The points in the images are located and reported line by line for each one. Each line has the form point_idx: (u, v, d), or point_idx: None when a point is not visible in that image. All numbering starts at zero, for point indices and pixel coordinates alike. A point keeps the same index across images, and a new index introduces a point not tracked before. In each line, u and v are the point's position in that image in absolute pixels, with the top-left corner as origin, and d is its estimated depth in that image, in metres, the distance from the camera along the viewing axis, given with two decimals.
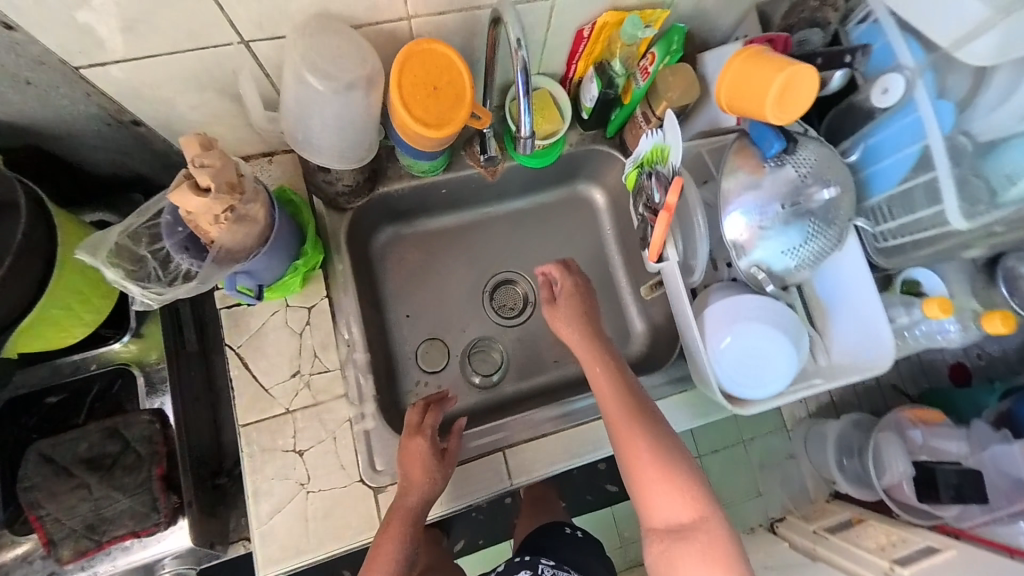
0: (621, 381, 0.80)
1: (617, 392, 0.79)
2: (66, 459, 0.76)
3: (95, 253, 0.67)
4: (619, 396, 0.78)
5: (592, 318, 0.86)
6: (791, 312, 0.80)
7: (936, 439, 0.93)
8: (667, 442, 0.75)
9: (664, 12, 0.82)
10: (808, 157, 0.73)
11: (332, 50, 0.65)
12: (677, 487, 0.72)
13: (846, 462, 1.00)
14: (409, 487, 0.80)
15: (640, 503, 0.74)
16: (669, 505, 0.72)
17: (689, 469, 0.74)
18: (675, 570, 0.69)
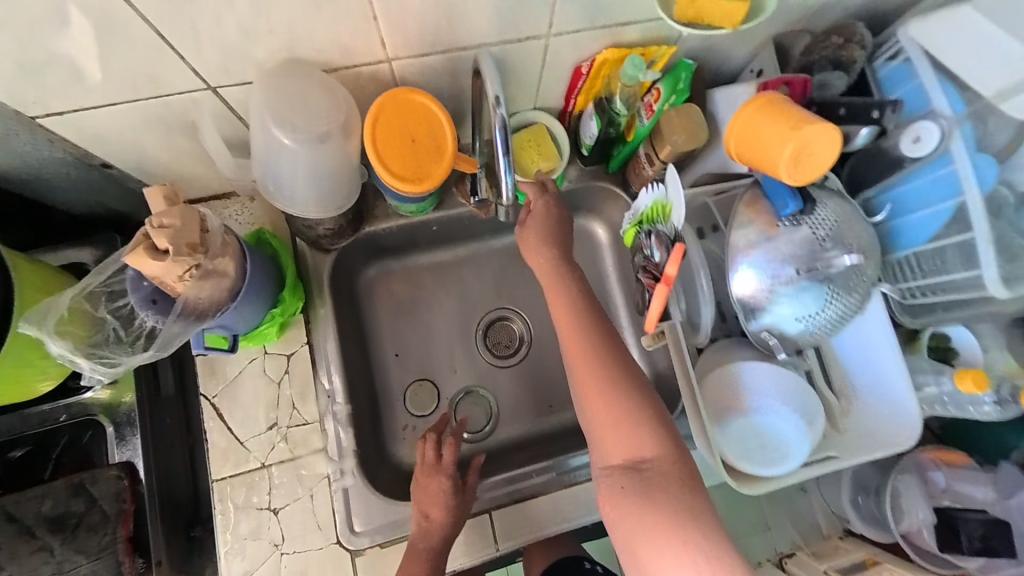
0: (583, 301, 0.72)
1: (577, 316, 0.71)
2: (28, 518, 0.71)
3: (42, 323, 0.63)
4: (580, 322, 0.71)
5: (561, 236, 0.77)
6: (802, 384, 0.73)
7: (960, 482, 0.83)
8: (631, 374, 0.67)
9: (670, 48, 0.76)
10: (827, 217, 0.65)
11: (301, 98, 0.60)
12: (638, 422, 0.64)
13: (861, 500, 0.88)
14: (427, 527, 0.77)
15: (595, 440, 0.66)
16: (627, 439, 0.63)
17: (655, 407, 0.65)
18: (625, 514, 0.60)
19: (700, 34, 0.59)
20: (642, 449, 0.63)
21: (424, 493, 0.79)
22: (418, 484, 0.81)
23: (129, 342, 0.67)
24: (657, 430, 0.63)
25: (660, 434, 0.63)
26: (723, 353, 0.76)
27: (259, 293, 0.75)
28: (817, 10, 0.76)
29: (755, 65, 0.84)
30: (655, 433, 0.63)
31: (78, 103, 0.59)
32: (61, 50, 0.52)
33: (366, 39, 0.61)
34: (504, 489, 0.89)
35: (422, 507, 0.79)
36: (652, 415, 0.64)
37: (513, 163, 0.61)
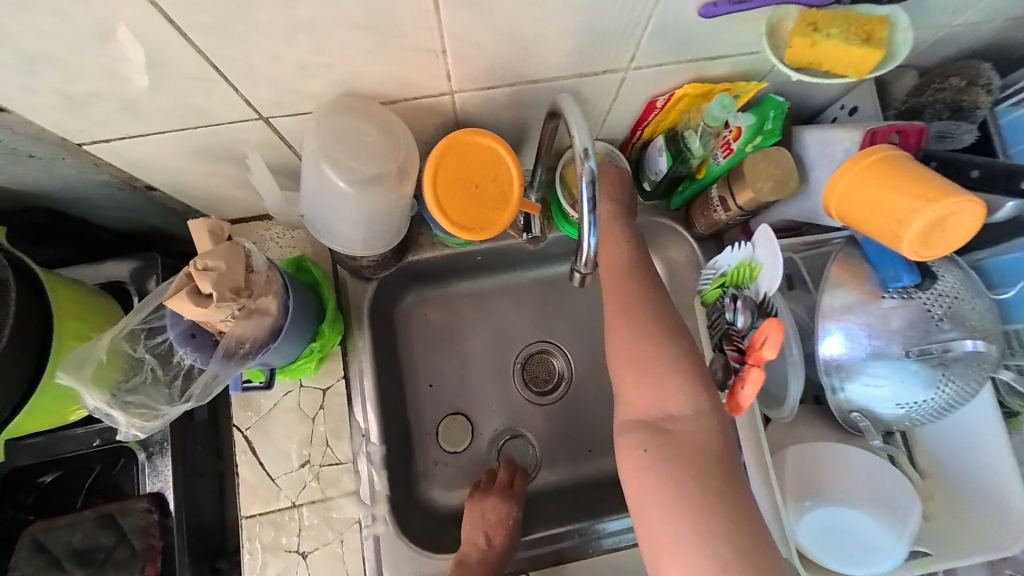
0: (626, 257, 0.68)
1: (616, 270, 0.67)
2: (58, 548, 0.71)
3: (80, 370, 0.60)
4: (618, 276, 0.67)
5: (616, 195, 0.73)
6: (896, 473, 0.65)
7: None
8: (667, 332, 0.61)
9: (760, 83, 0.67)
10: (944, 294, 0.57)
11: (360, 136, 0.56)
12: (668, 380, 0.58)
13: None
14: (483, 550, 0.78)
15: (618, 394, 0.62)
16: (653, 396, 0.58)
17: (693, 367, 0.59)
18: (644, 477, 0.55)
19: (813, 81, 0.52)
20: (668, 407, 0.58)
21: (493, 512, 0.82)
22: (484, 504, 0.82)
23: (166, 383, 0.64)
24: (690, 391, 0.58)
25: (692, 397, 0.57)
26: (798, 430, 0.68)
27: (300, 330, 0.70)
28: (932, 45, 0.67)
29: (847, 101, 0.75)
30: (686, 394, 0.57)
31: (125, 131, 0.55)
32: (113, 81, 0.48)
33: (430, 73, 0.55)
34: (545, 547, 0.86)
35: (485, 527, 0.80)
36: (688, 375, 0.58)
37: (598, 220, 0.54)
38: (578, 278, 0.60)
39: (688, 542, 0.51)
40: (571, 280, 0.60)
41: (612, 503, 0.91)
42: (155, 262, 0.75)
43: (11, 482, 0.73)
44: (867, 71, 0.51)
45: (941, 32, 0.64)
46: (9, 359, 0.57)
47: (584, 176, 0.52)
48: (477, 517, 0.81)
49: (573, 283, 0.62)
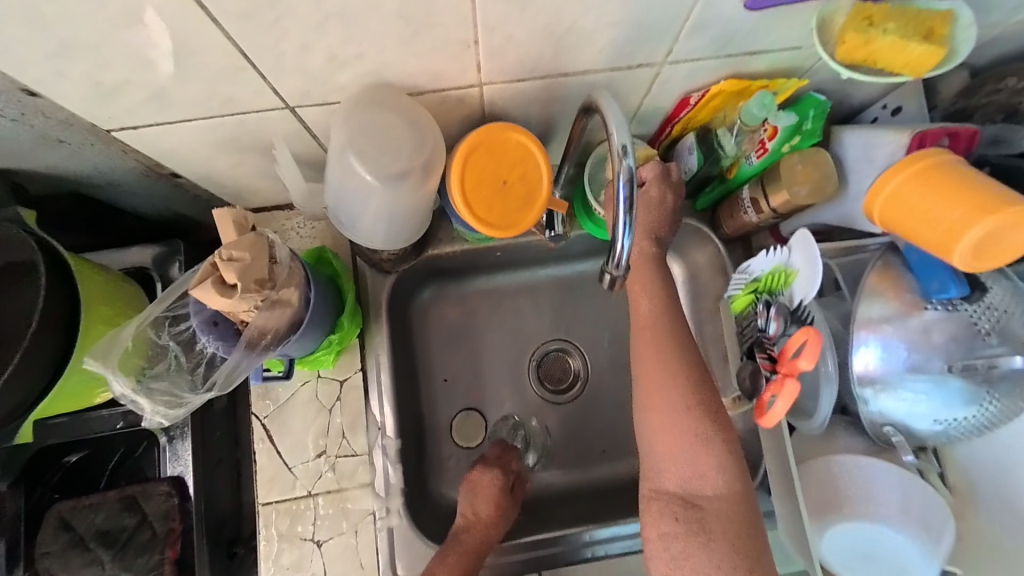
0: (669, 309, 0.63)
1: (658, 323, 0.62)
2: (83, 528, 0.72)
3: (106, 357, 0.61)
4: (663, 335, 0.61)
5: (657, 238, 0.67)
6: (932, 493, 0.62)
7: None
8: (706, 401, 0.58)
9: (800, 81, 0.64)
10: (993, 308, 0.54)
11: (387, 129, 0.55)
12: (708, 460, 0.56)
13: None
14: (484, 530, 0.74)
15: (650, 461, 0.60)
16: (689, 474, 0.57)
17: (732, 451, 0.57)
18: (671, 547, 0.55)
19: (865, 80, 0.49)
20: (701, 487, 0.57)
21: (491, 497, 0.76)
22: (481, 488, 0.77)
23: (189, 371, 0.64)
24: (724, 469, 0.56)
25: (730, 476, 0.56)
26: (826, 441, 0.66)
27: (319, 320, 0.70)
28: (988, 43, 0.63)
29: (890, 100, 0.71)
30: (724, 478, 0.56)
31: (154, 119, 0.55)
32: (143, 69, 0.48)
33: (460, 65, 0.54)
34: (535, 552, 0.82)
35: (482, 513, 0.75)
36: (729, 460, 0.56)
37: (633, 220, 0.52)
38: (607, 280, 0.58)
39: None
40: (599, 281, 0.59)
41: (626, 506, 0.89)
42: (176, 248, 0.75)
43: (36, 462, 0.74)
44: (924, 70, 0.48)
45: (999, 29, 0.60)
46: (37, 343, 0.57)
47: (620, 174, 0.51)
48: (474, 501, 0.76)
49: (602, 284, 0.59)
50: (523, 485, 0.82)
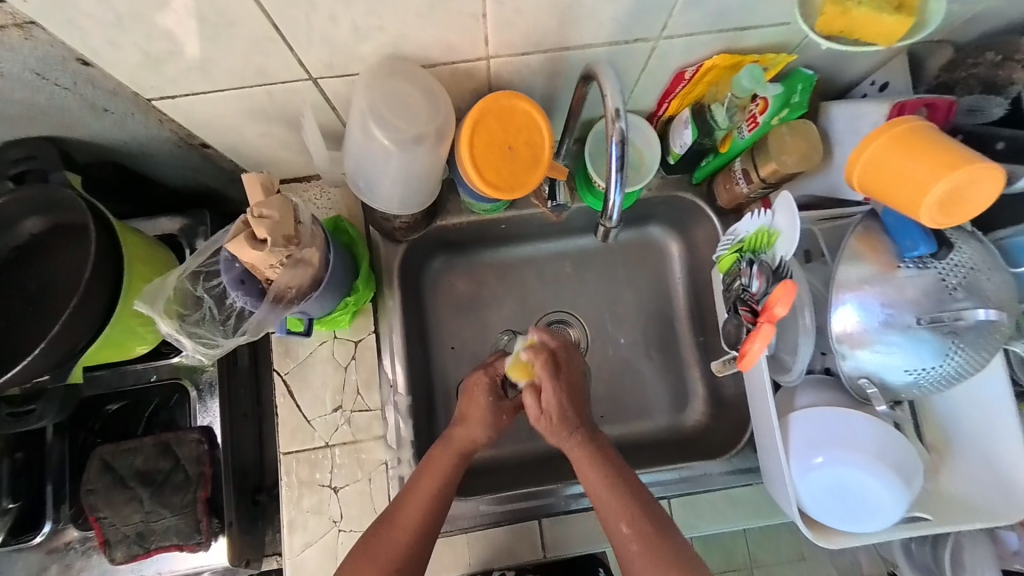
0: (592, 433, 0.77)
1: (593, 458, 0.74)
2: (123, 468, 0.79)
3: (152, 303, 0.66)
4: (601, 468, 0.73)
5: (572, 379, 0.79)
6: (906, 444, 0.66)
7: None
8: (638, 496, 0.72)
9: (790, 56, 0.68)
10: (961, 264, 0.59)
11: (402, 98, 0.60)
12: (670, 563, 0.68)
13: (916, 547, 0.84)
14: (473, 433, 0.78)
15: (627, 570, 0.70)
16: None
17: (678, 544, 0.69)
18: None
19: (841, 49, 0.53)
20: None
21: (484, 406, 0.79)
22: (475, 393, 0.79)
23: (222, 322, 0.70)
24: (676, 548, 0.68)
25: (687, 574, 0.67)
26: (807, 394, 0.70)
27: (338, 281, 0.75)
28: (970, 20, 0.67)
29: (878, 77, 0.76)
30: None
31: (191, 88, 0.60)
32: (185, 40, 0.53)
33: (470, 38, 0.59)
34: (519, 504, 0.87)
35: (473, 418, 0.78)
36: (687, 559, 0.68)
37: (626, 180, 0.58)
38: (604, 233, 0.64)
39: None
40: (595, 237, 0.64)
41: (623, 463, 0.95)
42: (203, 218, 0.82)
43: (82, 409, 0.82)
44: (896, 39, 0.51)
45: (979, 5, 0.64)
46: (88, 294, 0.64)
47: (615, 137, 0.56)
48: (468, 406, 0.79)
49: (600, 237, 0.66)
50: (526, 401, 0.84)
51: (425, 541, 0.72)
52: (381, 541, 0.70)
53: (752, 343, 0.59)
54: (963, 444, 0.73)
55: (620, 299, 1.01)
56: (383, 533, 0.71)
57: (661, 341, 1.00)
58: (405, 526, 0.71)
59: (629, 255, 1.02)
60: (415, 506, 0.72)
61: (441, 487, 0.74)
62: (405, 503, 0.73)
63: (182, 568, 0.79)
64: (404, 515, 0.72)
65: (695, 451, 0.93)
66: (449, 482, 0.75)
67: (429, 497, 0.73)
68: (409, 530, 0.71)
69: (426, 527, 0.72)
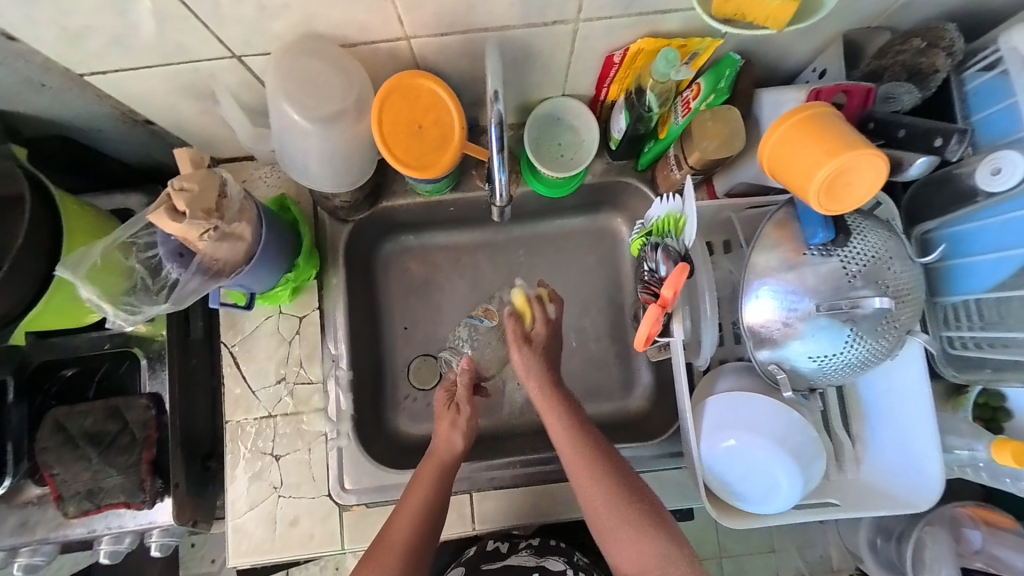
0: (579, 427, 0.74)
1: (581, 456, 0.72)
2: (74, 429, 0.83)
3: (76, 270, 0.68)
4: (593, 467, 0.71)
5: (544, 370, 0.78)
6: (812, 431, 0.67)
7: (1000, 547, 0.76)
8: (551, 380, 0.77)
9: (716, 40, 0.68)
10: (862, 251, 0.59)
11: (314, 74, 0.61)
12: (652, 550, 0.67)
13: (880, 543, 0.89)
14: (451, 437, 0.79)
15: (607, 549, 0.70)
16: (632, 556, 0.68)
17: (668, 532, 0.68)
18: (603, 510, 0.70)
19: (740, 33, 0.54)
20: (647, 561, 0.67)
21: (446, 416, 0.80)
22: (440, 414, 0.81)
23: (154, 292, 0.74)
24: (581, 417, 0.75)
25: (670, 552, 0.67)
26: (725, 378, 0.71)
27: (275, 256, 0.78)
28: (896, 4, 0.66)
29: (819, 64, 0.78)
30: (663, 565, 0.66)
31: (115, 63, 0.62)
32: (100, 16, 0.55)
33: (382, 17, 0.60)
34: (510, 470, 0.87)
35: (442, 431, 0.79)
36: (671, 548, 0.67)
37: (505, 159, 0.63)
38: (497, 211, 0.74)
39: (645, 539, 0.68)
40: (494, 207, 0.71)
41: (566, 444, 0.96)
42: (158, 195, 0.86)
43: (38, 373, 0.87)
44: (784, 23, 0.53)
45: None
46: (23, 261, 0.66)
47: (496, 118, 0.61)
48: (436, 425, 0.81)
49: (495, 216, 0.76)
50: (467, 387, 0.82)
51: (421, 552, 0.72)
52: (373, 563, 0.70)
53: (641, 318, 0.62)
54: (883, 434, 0.72)
55: (570, 283, 1.02)
56: (381, 553, 0.70)
57: (610, 326, 1.00)
58: (396, 539, 0.71)
59: (579, 241, 1.02)
60: (404, 523, 0.72)
61: (428, 497, 0.74)
62: (396, 517, 0.73)
63: (131, 524, 0.84)
64: (396, 531, 0.72)
65: (633, 433, 0.95)
66: (439, 489, 0.75)
67: (418, 511, 0.73)
68: (399, 549, 0.70)
69: (419, 541, 0.72)
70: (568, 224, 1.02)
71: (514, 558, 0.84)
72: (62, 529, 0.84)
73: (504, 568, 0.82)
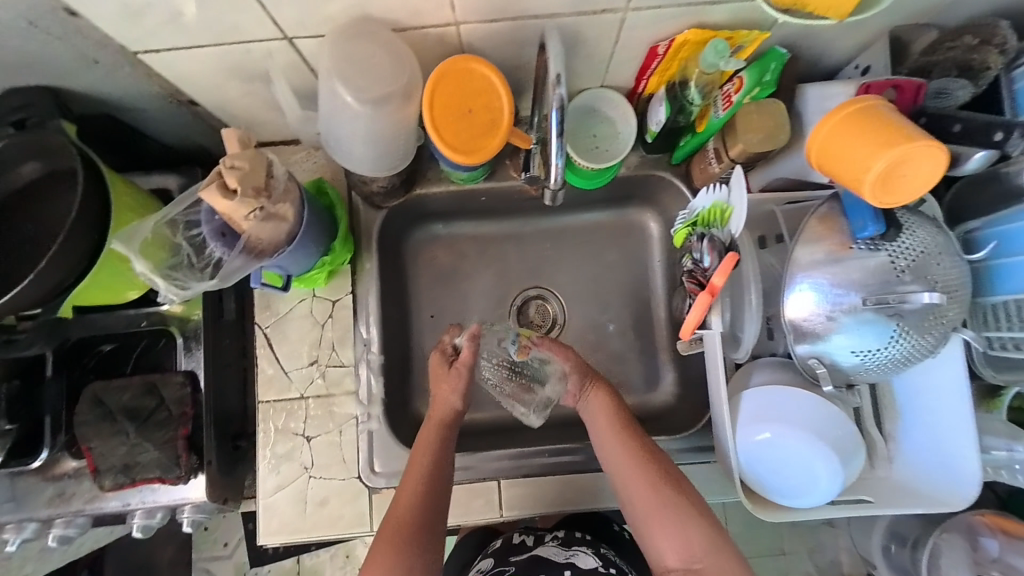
0: (621, 420, 0.77)
1: (622, 450, 0.75)
2: (112, 403, 0.84)
3: (130, 244, 0.72)
4: (634, 460, 0.74)
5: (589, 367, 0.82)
6: (849, 424, 0.67)
7: (1016, 555, 0.75)
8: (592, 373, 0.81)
9: (763, 33, 0.69)
10: (911, 246, 0.59)
11: (366, 57, 0.62)
12: (696, 535, 0.69)
13: (896, 548, 0.90)
14: (448, 400, 0.78)
15: (650, 543, 0.71)
16: (676, 543, 0.69)
17: (708, 517, 0.70)
18: (646, 506, 0.71)
19: (797, 22, 0.57)
20: (693, 553, 0.68)
21: (447, 378, 0.79)
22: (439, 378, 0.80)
23: (199, 269, 0.75)
24: (618, 411, 0.78)
25: (716, 540, 0.68)
26: (762, 372, 0.71)
27: (313, 238, 0.79)
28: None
29: (862, 61, 0.76)
30: (706, 549, 0.68)
31: (170, 42, 0.63)
32: None
33: (435, 1, 0.60)
34: (538, 459, 0.88)
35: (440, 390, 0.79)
36: (714, 534, 0.69)
37: (565, 144, 0.63)
38: (550, 195, 0.70)
39: (691, 531, 0.69)
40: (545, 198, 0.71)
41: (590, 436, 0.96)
42: (197, 176, 0.87)
43: (76, 348, 0.89)
44: (847, 13, 0.55)
45: None
46: (75, 234, 0.67)
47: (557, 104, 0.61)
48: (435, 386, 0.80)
49: (546, 201, 0.73)
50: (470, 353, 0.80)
51: (429, 525, 0.71)
52: (392, 528, 0.70)
53: (690, 306, 0.65)
54: (917, 433, 0.72)
55: (598, 276, 1.01)
56: (398, 516, 0.71)
57: (637, 320, 1.00)
58: (410, 501, 0.71)
59: (607, 234, 1.02)
60: (411, 486, 0.72)
61: (432, 470, 0.73)
62: (401, 492, 0.72)
63: (165, 499, 0.85)
64: (406, 497, 0.71)
65: (657, 427, 0.95)
66: (441, 457, 0.75)
67: (421, 485, 0.72)
68: (412, 509, 0.71)
69: (426, 515, 0.71)
70: (597, 218, 1.02)
71: (542, 548, 0.85)
72: (98, 502, 0.85)
73: (533, 556, 0.83)
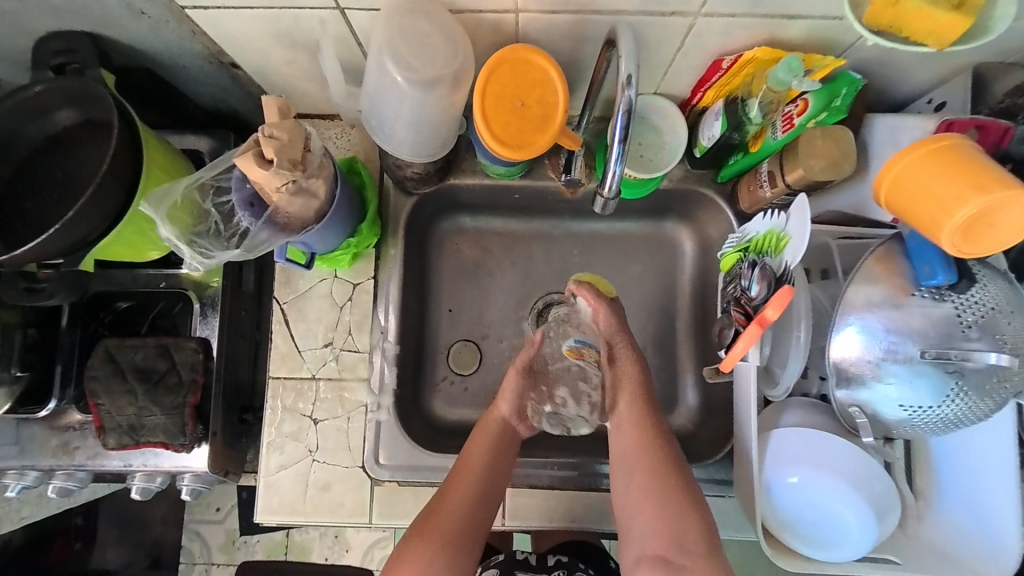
0: (645, 403, 0.79)
1: (641, 429, 0.77)
2: (124, 362, 0.83)
3: (158, 206, 0.70)
4: (646, 438, 0.76)
5: (643, 375, 0.82)
6: (883, 475, 0.64)
7: None
8: (632, 349, 0.83)
9: (839, 60, 0.63)
10: (981, 301, 0.55)
11: (421, 38, 0.60)
12: (690, 528, 0.71)
13: None
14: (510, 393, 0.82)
15: (634, 529, 0.73)
16: (668, 531, 0.71)
17: (705, 521, 0.71)
18: (646, 489, 0.74)
19: (888, 46, 0.54)
20: (684, 541, 0.70)
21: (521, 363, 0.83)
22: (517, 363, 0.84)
23: (226, 237, 0.74)
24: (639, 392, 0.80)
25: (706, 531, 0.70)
26: (797, 413, 0.67)
27: (343, 218, 0.76)
28: None
29: (937, 95, 0.72)
30: (698, 543, 0.70)
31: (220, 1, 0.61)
32: None
33: None
34: (547, 470, 0.85)
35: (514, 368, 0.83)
36: (708, 525, 0.71)
37: (625, 150, 0.60)
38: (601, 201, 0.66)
39: (686, 518, 0.71)
40: (592, 205, 0.68)
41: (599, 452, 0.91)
42: (229, 141, 0.85)
43: (91, 303, 0.88)
44: (949, 42, 0.52)
45: None
46: (104, 187, 0.66)
47: (622, 105, 0.58)
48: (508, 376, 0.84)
49: (596, 208, 0.69)
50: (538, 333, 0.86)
51: (472, 524, 0.74)
52: (436, 522, 0.73)
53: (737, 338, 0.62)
54: (954, 496, 0.67)
55: (625, 289, 0.98)
56: (445, 504, 0.74)
57: (659, 339, 0.96)
58: (458, 497, 0.75)
59: (640, 246, 0.98)
60: (466, 478, 0.76)
61: (485, 469, 0.77)
62: (455, 480, 0.76)
63: (167, 465, 0.84)
64: (457, 492, 0.75)
65: None
66: (494, 460, 0.78)
67: (472, 487, 0.75)
68: (459, 504, 0.74)
69: (472, 515, 0.74)
70: (631, 228, 0.98)
71: None
72: (100, 459, 0.84)
73: None
